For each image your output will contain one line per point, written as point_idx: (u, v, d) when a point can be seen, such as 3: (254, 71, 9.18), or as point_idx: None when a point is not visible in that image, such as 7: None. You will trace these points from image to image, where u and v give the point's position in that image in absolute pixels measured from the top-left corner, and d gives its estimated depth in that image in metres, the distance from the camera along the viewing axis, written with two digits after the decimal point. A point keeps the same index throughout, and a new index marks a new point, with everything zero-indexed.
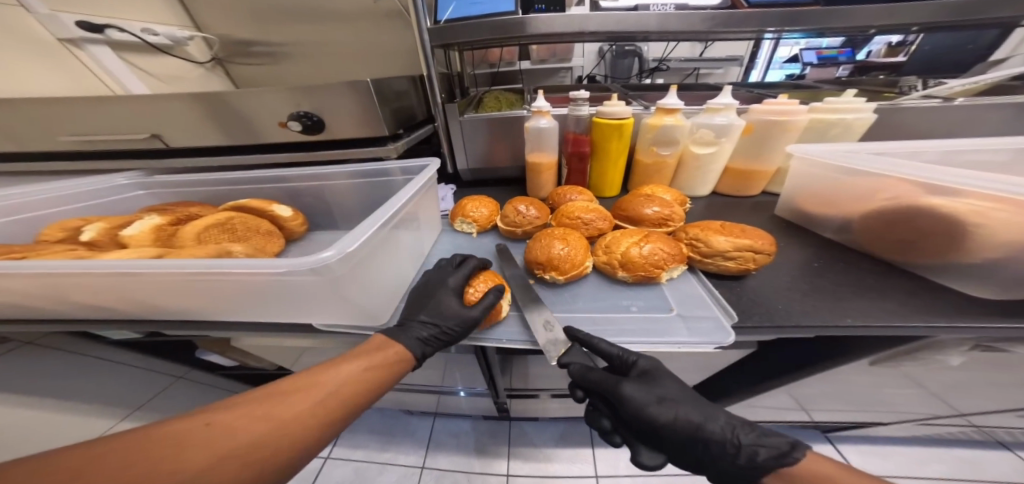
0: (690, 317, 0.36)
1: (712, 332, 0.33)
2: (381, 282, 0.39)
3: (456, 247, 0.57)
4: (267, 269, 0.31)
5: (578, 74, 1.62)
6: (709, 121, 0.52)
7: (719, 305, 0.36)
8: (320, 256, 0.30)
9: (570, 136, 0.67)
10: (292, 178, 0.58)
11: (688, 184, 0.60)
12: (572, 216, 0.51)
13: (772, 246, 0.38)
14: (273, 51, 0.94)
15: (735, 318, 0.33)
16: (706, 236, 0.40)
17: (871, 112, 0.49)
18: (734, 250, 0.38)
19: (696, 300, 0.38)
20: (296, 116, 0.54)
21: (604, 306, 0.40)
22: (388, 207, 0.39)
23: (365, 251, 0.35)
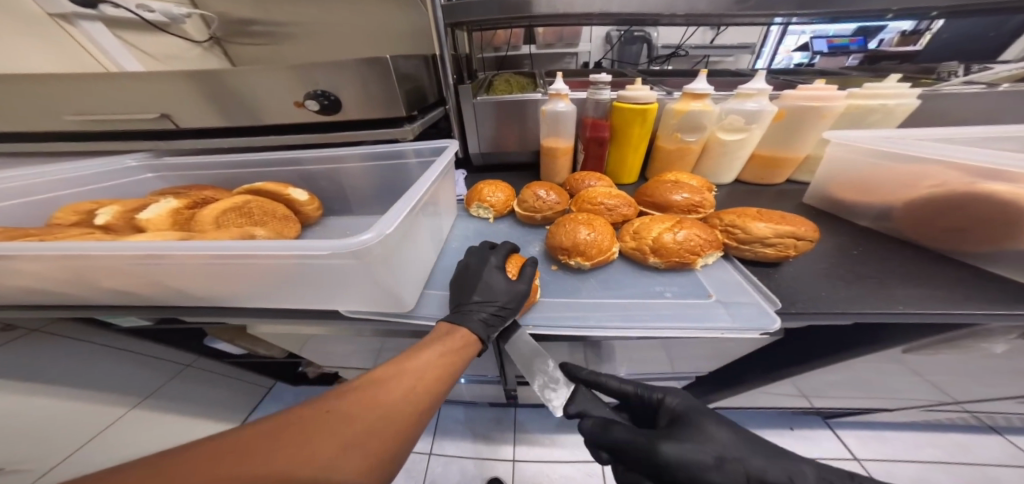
0: (730, 303, 0.35)
1: (756, 317, 0.32)
2: (411, 267, 0.38)
3: (475, 234, 0.56)
4: (301, 252, 0.30)
5: (585, 60, 1.59)
6: (739, 106, 0.51)
7: (760, 292, 0.35)
8: (358, 238, 0.29)
9: (590, 120, 0.64)
10: (307, 160, 0.57)
11: (711, 171, 0.59)
12: (595, 201, 0.50)
13: (812, 232, 0.37)
14: (275, 31, 0.90)
15: (778, 303, 0.33)
16: (743, 223, 0.39)
17: (914, 98, 0.47)
18: (774, 237, 0.37)
19: (734, 286, 0.37)
20: (311, 96, 0.51)
21: (637, 293, 0.39)
22: (414, 189, 0.38)
23: (398, 235, 0.33)
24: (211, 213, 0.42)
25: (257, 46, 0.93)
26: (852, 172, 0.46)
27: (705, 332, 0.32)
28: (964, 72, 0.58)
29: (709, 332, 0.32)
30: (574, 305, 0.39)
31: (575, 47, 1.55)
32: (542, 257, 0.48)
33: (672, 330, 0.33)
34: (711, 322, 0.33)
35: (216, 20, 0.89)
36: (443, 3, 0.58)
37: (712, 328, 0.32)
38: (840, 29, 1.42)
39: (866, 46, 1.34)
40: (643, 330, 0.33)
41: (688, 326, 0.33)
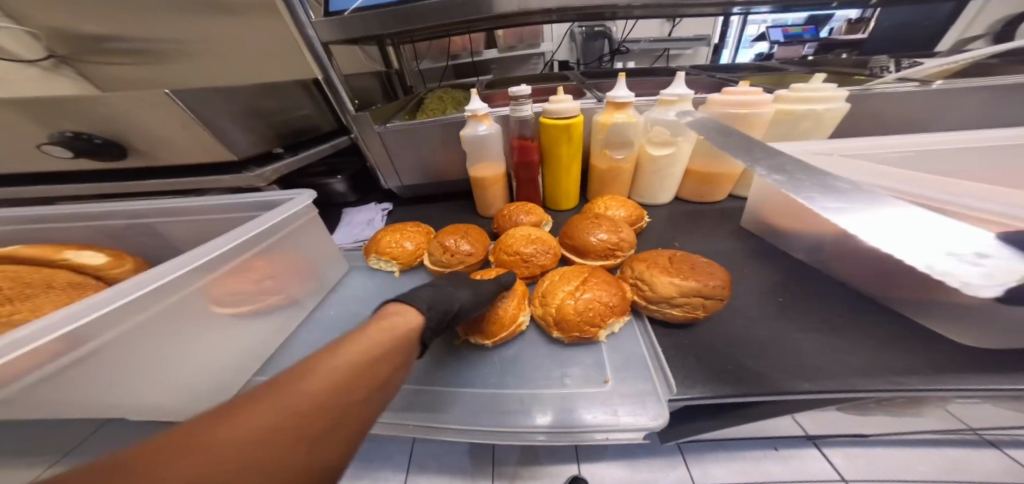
0: (630, 391, 0.28)
1: (646, 412, 0.26)
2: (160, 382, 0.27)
3: (363, 294, 0.46)
4: None
5: (549, 59, 1.50)
6: (662, 116, 0.43)
7: (659, 370, 0.29)
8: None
9: (515, 141, 0.57)
10: (108, 214, 0.41)
11: (648, 192, 0.51)
12: (512, 250, 0.45)
13: (723, 288, 0.29)
14: (129, 49, 0.68)
15: (673, 389, 0.26)
16: (651, 276, 0.31)
17: (843, 101, 0.40)
18: (680, 294, 0.29)
19: (635, 363, 0.30)
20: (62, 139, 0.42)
21: (534, 380, 0.32)
22: (153, 277, 0.28)
23: (68, 359, 0.23)
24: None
25: None
26: (780, 193, 0.39)
27: (590, 439, 0.26)
28: (895, 67, 0.53)
29: (595, 438, 0.26)
30: (455, 400, 0.31)
31: (537, 46, 1.45)
32: None
33: (569, 438, 0.26)
34: (601, 422, 0.27)
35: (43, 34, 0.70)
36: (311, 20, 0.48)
37: (596, 428, 0.26)
38: (795, 18, 1.41)
39: (820, 34, 1.36)
40: (529, 435, 0.27)
41: (577, 431, 0.26)
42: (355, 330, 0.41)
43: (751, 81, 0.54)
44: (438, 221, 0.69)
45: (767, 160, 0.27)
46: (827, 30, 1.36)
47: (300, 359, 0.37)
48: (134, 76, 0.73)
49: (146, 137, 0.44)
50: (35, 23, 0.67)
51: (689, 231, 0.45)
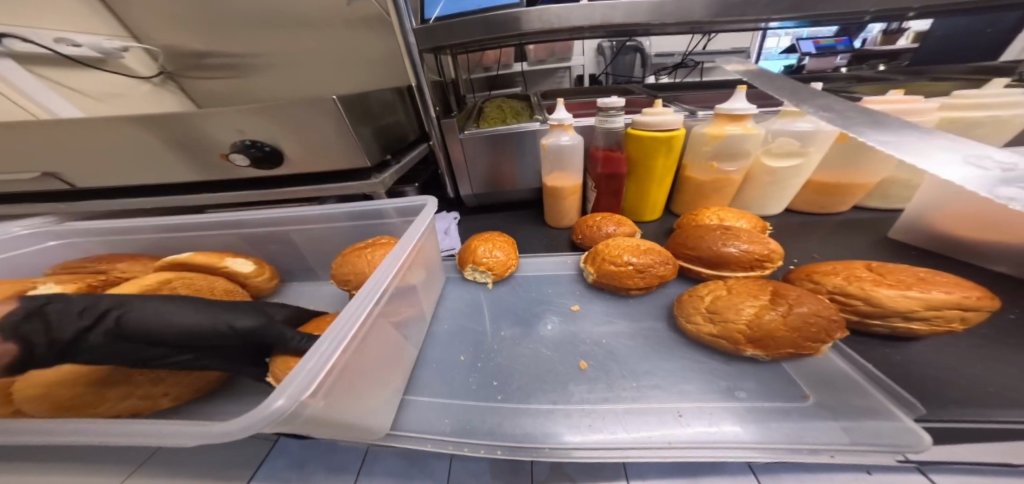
0: (841, 410, 0.27)
1: (888, 432, 0.25)
2: (371, 395, 0.30)
3: (468, 310, 0.50)
4: (230, 432, 0.20)
5: (578, 73, 1.55)
6: (789, 127, 0.43)
7: (880, 389, 0.27)
8: (267, 410, 0.21)
9: (601, 152, 0.56)
10: (253, 223, 0.48)
11: (757, 202, 0.50)
12: (622, 260, 0.44)
13: (990, 299, 0.24)
14: (236, 63, 0.81)
15: (919, 410, 0.25)
16: (861, 288, 0.27)
17: None
18: (920, 307, 0.25)
19: (836, 380, 0.29)
20: (242, 147, 0.49)
21: (703, 394, 0.31)
22: (367, 292, 0.30)
23: (343, 370, 0.26)
24: (26, 397, 0.26)
25: (215, 80, 0.84)
26: (981, 199, 0.35)
27: (816, 458, 0.24)
28: None
29: (817, 458, 0.24)
30: (605, 416, 0.32)
31: (568, 61, 1.51)
32: (558, 342, 0.42)
33: (728, 454, 0.26)
34: (818, 439, 0.26)
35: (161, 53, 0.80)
36: (414, 28, 0.54)
37: (819, 448, 0.25)
38: (820, 31, 1.42)
39: (854, 45, 1.35)
40: (702, 453, 0.27)
41: (798, 449, 0.25)
42: (472, 345, 0.44)
43: (857, 89, 0.53)
44: (512, 231, 0.69)
45: (815, 102, 0.31)
46: (862, 40, 1.35)
47: (439, 379, 0.39)
48: (233, 88, 0.85)
49: (285, 150, 0.50)
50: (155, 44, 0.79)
51: (812, 244, 0.43)
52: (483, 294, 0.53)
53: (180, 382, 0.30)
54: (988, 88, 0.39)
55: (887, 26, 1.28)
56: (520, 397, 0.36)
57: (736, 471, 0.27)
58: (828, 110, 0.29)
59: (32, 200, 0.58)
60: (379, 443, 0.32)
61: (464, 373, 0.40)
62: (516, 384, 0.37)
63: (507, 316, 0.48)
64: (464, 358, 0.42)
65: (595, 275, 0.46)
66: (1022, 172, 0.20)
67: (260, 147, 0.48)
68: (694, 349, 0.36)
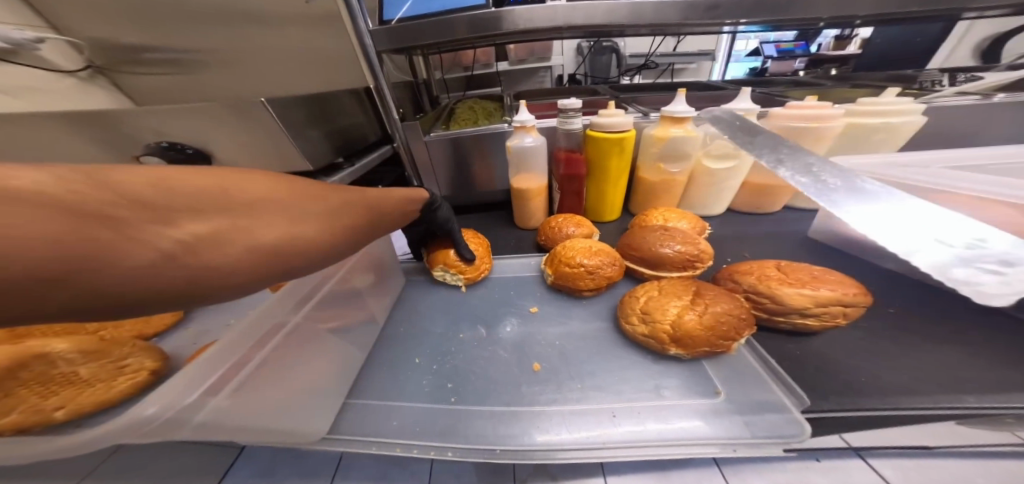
0: (745, 407, 0.28)
1: (779, 425, 0.26)
2: (293, 401, 0.29)
3: (428, 312, 0.49)
4: (88, 442, 0.19)
5: (556, 73, 1.55)
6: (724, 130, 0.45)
7: (780, 382, 0.29)
8: (137, 418, 0.20)
9: (561, 154, 0.57)
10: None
11: (702, 203, 0.52)
12: (571, 262, 0.45)
13: (864, 297, 0.26)
14: (178, 57, 0.76)
15: (805, 402, 0.26)
16: (768, 288, 0.29)
17: (921, 114, 0.40)
18: (813, 305, 0.27)
19: (747, 376, 0.31)
20: (158, 149, 0.45)
21: (633, 394, 0.32)
22: (286, 295, 0.30)
23: (240, 375, 0.25)
24: None
25: (155, 74, 0.79)
26: None
27: (720, 452, 0.26)
28: (952, 81, 0.54)
29: (720, 453, 0.26)
30: (548, 417, 0.33)
31: (546, 60, 1.51)
32: (509, 345, 0.42)
33: (647, 451, 0.27)
34: (726, 433, 0.27)
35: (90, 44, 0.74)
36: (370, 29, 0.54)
37: (724, 443, 0.26)
38: (782, 36, 1.49)
39: (811, 51, 1.42)
40: (627, 451, 0.28)
41: (706, 444, 0.26)
42: (428, 347, 0.43)
43: (796, 96, 0.56)
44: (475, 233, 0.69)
45: (791, 159, 0.28)
46: (818, 46, 1.42)
47: (389, 383, 0.39)
48: (176, 84, 0.80)
49: (225, 151, 0.47)
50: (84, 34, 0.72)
51: (747, 243, 0.46)
52: (440, 296, 0.52)
53: (81, 394, 0.28)
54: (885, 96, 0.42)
55: (839, 34, 1.36)
56: (477, 398, 0.36)
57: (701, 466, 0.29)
58: (801, 171, 0.26)
59: None
60: (314, 446, 0.31)
61: (414, 376, 0.39)
62: (471, 387, 0.37)
63: (462, 319, 0.48)
64: (420, 361, 0.41)
65: (551, 277, 0.47)
66: (994, 247, 0.17)
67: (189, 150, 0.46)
68: (630, 348, 0.37)
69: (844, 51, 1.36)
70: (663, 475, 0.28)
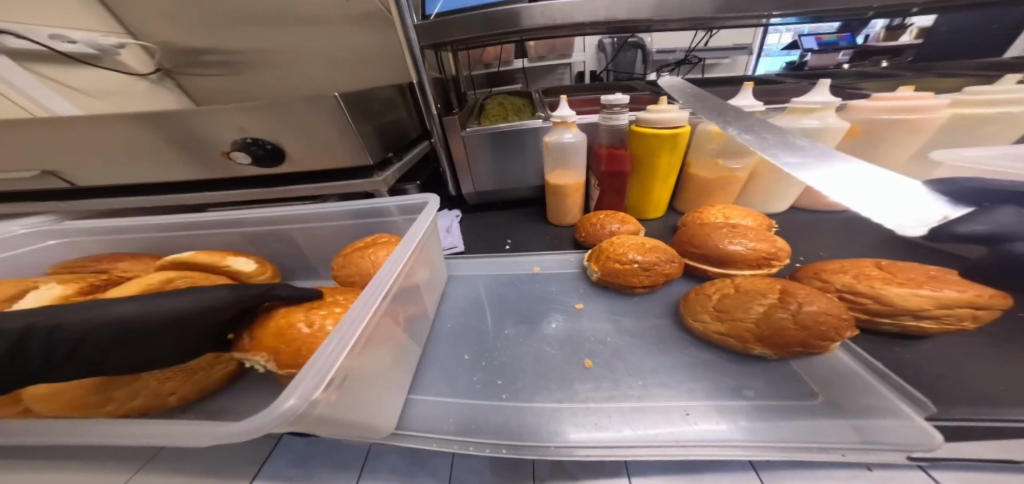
0: (851, 408, 0.28)
1: (902, 431, 0.25)
2: (377, 395, 0.30)
3: (474, 308, 0.50)
4: (236, 431, 0.20)
5: (579, 69, 1.53)
6: (794, 124, 0.42)
7: (891, 389, 0.28)
8: (277, 410, 0.21)
9: (604, 149, 0.56)
10: (252, 221, 0.48)
11: (761, 200, 0.50)
12: (624, 258, 0.43)
13: (1008, 298, 0.23)
14: (233, 59, 0.81)
15: (931, 409, 0.26)
16: (871, 287, 0.26)
17: None
18: (935, 307, 0.24)
19: (847, 380, 0.30)
20: (243, 145, 0.49)
21: (712, 391, 0.31)
22: (374, 291, 0.30)
23: (347, 371, 0.25)
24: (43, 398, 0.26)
25: (211, 77, 0.84)
26: None
27: (829, 455, 0.25)
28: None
29: (829, 456, 0.25)
30: (608, 414, 0.32)
31: (568, 57, 1.50)
32: (560, 340, 0.42)
33: (738, 452, 0.26)
34: (828, 437, 0.26)
35: (156, 50, 0.79)
36: (415, 24, 0.54)
37: (829, 446, 0.26)
38: (823, 26, 1.41)
39: (858, 40, 1.33)
40: (709, 450, 0.27)
41: (815, 448, 0.25)
42: (476, 344, 0.43)
43: (860, 85, 0.53)
44: (515, 229, 0.69)
45: (738, 121, 0.29)
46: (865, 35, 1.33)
47: (445, 379, 0.39)
48: (230, 85, 0.85)
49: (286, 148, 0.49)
50: (151, 40, 0.78)
51: (816, 242, 0.43)
52: (486, 294, 0.53)
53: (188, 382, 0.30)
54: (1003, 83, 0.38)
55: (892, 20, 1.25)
56: (525, 395, 0.36)
57: (739, 469, 0.27)
58: (746, 130, 0.27)
59: (26, 200, 0.58)
60: (382, 441, 0.32)
61: (465, 371, 0.40)
62: (519, 383, 0.37)
63: (510, 315, 0.48)
64: (468, 357, 0.42)
65: (600, 273, 0.46)
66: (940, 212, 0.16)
67: (258, 145, 0.48)
68: (694, 347, 0.36)
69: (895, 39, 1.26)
70: (697, 477, 0.27)
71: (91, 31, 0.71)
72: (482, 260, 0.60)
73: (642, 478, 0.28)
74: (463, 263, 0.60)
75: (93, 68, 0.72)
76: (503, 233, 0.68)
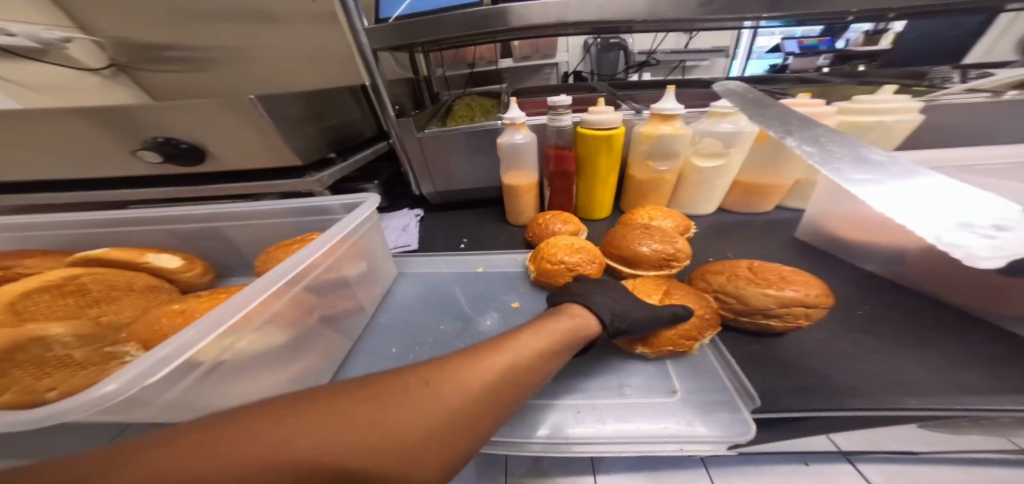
0: (698, 403, 0.29)
1: (727, 424, 0.27)
2: (261, 387, 0.29)
3: (412, 305, 0.51)
4: (39, 416, 0.19)
5: (562, 70, 1.54)
6: (714, 128, 0.44)
7: (735, 384, 0.29)
8: (92, 395, 0.19)
9: (551, 151, 0.57)
10: (186, 219, 0.48)
11: (690, 202, 0.51)
12: (554, 258, 0.44)
13: (827, 296, 0.27)
14: (192, 55, 0.80)
15: (755, 402, 0.27)
16: (735, 287, 0.28)
17: (917, 113, 0.39)
18: (778, 306, 0.27)
19: (709, 375, 0.31)
20: (154, 144, 0.48)
21: (596, 389, 0.32)
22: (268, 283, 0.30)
23: (201, 361, 0.24)
24: None
25: (171, 73, 0.83)
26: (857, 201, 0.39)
27: (662, 448, 0.26)
28: (968, 78, 0.51)
29: (665, 450, 0.26)
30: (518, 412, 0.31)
31: (550, 57, 1.50)
32: (487, 339, 0.43)
33: (595, 448, 0.27)
34: (671, 431, 0.27)
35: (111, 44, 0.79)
36: (364, 26, 0.55)
37: (669, 440, 0.27)
38: (804, 31, 1.42)
39: (837, 46, 1.34)
40: (588, 448, 0.27)
41: (652, 441, 0.27)
42: (405, 339, 0.44)
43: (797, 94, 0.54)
44: (469, 229, 0.70)
45: (800, 132, 0.25)
46: (845, 41, 1.34)
47: (363, 374, 0.39)
48: (190, 81, 0.84)
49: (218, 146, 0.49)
50: (105, 35, 0.77)
51: (732, 244, 0.45)
52: (431, 291, 0.54)
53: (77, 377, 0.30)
54: (880, 93, 0.41)
55: (870, 27, 1.26)
56: None
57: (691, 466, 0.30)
58: (805, 139, 0.24)
59: None
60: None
61: (389, 366, 0.41)
62: None
63: (447, 312, 0.49)
64: (395, 351, 0.43)
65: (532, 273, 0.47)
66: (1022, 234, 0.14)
67: (183, 145, 0.48)
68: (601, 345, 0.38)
69: (872, 46, 1.27)
70: (655, 475, 0.29)
71: (31, 25, 0.71)
72: (431, 259, 0.61)
73: (606, 475, 0.29)
74: (411, 261, 0.60)
75: (35, 62, 0.72)
76: (457, 232, 0.69)
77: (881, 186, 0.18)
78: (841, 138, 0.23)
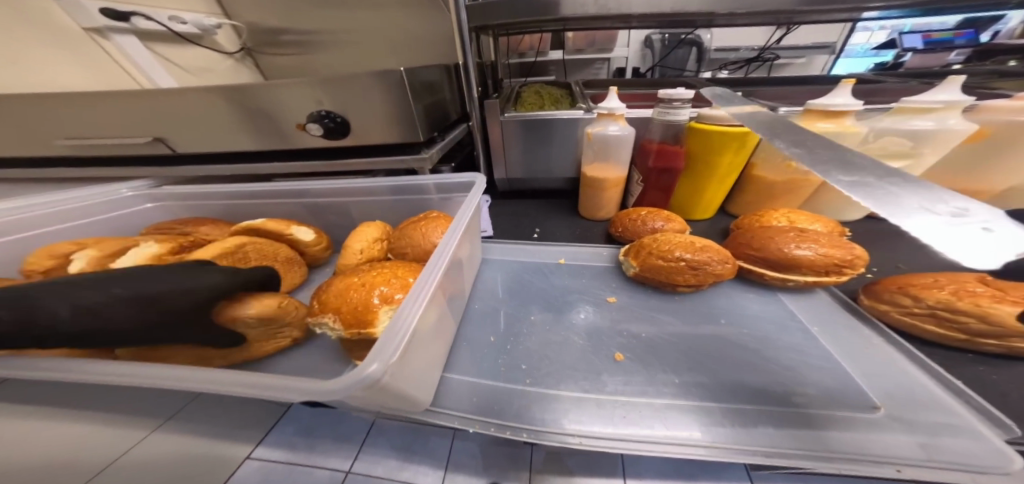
0: (920, 426, 0.25)
1: (975, 452, 0.24)
2: (424, 368, 0.30)
3: (503, 292, 0.50)
4: (317, 388, 0.21)
5: (619, 65, 1.47)
6: (903, 126, 0.38)
7: (963, 411, 0.26)
8: (362, 373, 0.21)
9: (654, 144, 0.52)
10: (315, 192, 0.51)
11: (835, 206, 0.47)
12: (670, 255, 0.40)
13: None
14: (305, 40, 0.87)
15: (1010, 430, 0.24)
16: (979, 307, 0.27)
17: None
18: None
19: (917, 396, 0.28)
20: (316, 118, 0.51)
21: (751, 396, 0.29)
22: (436, 264, 0.30)
23: (410, 342, 0.25)
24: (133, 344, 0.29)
25: (285, 56, 0.92)
26: None
27: (887, 472, 0.23)
28: None
29: (884, 471, 0.23)
30: (642, 410, 0.30)
31: (608, 52, 1.45)
32: (587, 331, 0.41)
33: (775, 462, 0.25)
34: (892, 453, 0.24)
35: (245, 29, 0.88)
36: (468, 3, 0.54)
37: (882, 459, 0.24)
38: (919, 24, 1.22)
39: None
40: (746, 457, 0.25)
41: (870, 466, 0.24)
42: (500, 326, 0.44)
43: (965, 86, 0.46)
44: (544, 219, 0.68)
45: (786, 135, 0.24)
46: None
47: (473, 358, 0.39)
48: (299, 64, 0.92)
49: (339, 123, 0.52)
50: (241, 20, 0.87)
51: (892, 255, 0.39)
52: (518, 278, 0.53)
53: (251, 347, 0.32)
54: None
55: None
56: (550, 382, 0.35)
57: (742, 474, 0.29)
58: (794, 143, 0.22)
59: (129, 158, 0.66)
60: (417, 416, 0.32)
61: (493, 354, 0.39)
62: (545, 369, 0.37)
63: (537, 301, 0.47)
64: (494, 340, 0.42)
65: (637, 269, 0.43)
66: (988, 221, 0.13)
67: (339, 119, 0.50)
68: (743, 350, 0.34)
69: None
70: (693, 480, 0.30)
71: (195, 12, 0.80)
72: (514, 247, 0.60)
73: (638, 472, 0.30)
74: (493, 247, 0.60)
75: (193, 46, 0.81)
76: (535, 222, 0.67)
77: (871, 191, 0.16)
78: (828, 141, 0.22)
